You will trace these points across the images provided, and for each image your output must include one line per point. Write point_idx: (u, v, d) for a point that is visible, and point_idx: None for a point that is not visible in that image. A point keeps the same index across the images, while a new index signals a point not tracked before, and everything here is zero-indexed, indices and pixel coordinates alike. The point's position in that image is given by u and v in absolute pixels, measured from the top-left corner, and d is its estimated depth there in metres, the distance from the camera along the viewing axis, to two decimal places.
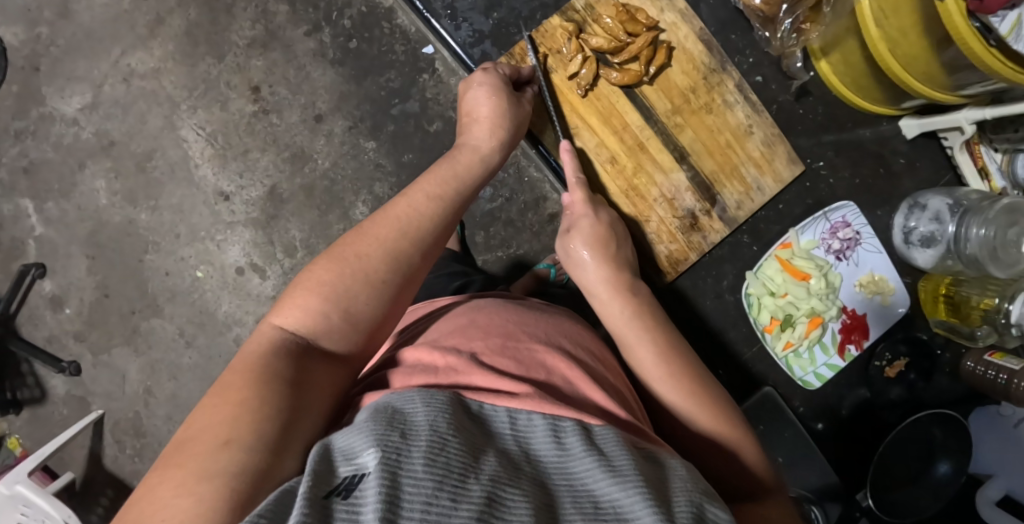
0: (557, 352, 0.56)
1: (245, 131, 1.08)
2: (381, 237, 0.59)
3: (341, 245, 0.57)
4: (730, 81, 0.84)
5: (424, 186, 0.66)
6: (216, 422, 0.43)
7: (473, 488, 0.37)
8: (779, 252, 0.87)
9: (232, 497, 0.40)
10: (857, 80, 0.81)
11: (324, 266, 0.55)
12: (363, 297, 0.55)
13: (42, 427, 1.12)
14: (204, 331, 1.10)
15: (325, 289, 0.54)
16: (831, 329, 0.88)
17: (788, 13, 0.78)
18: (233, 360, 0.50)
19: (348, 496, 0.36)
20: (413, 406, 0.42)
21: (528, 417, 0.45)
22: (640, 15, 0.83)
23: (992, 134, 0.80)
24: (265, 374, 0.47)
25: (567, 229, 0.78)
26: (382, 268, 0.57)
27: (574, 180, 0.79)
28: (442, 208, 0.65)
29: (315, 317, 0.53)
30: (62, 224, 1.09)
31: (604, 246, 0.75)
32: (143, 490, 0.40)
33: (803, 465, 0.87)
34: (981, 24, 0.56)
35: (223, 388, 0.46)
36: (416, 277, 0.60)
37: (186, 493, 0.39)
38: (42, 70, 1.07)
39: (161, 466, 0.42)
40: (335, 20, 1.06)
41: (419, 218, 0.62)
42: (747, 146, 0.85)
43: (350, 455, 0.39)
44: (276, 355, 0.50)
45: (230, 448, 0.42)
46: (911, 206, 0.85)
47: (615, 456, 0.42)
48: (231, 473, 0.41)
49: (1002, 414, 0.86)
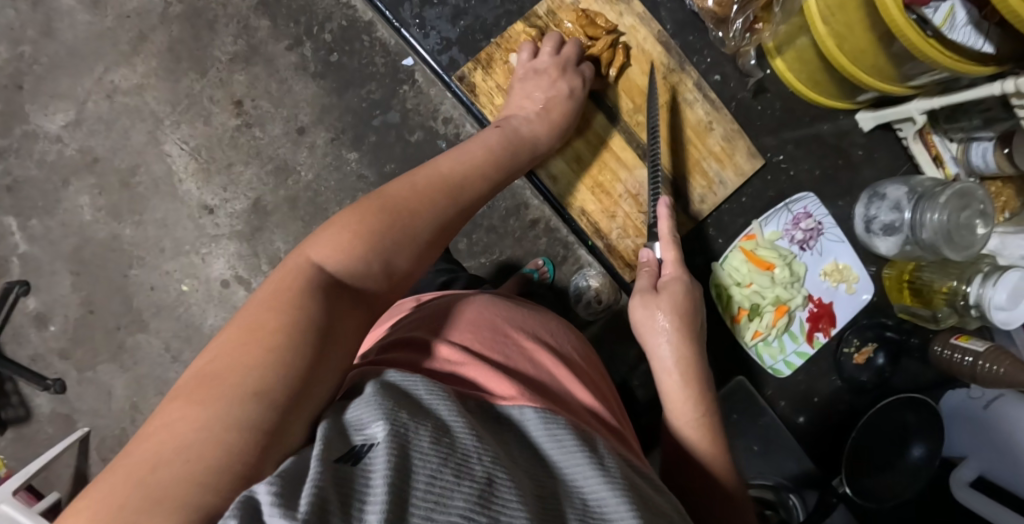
0: (545, 349, 0.58)
1: (228, 145, 1.09)
2: (431, 199, 0.62)
3: (393, 199, 0.59)
4: (689, 80, 0.87)
5: (459, 162, 0.69)
6: (246, 366, 0.43)
7: (476, 467, 0.38)
8: (744, 244, 0.89)
9: (252, 447, 0.40)
10: (812, 75, 0.84)
11: (378, 213, 0.57)
12: (406, 255, 0.58)
13: (28, 446, 1.12)
14: (190, 345, 1.10)
15: (372, 238, 0.55)
16: (798, 318, 0.90)
17: (740, 13, 0.82)
18: (266, 292, 0.49)
19: (357, 463, 0.37)
20: (419, 391, 0.43)
21: (522, 412, 0.46)
22: (599, 19, 0.86)
23: (946, 124, 0.83)
24: (298, 320, 0.47)
25: (653, 288, 0.74)
26: (428, 234, 0.60)
27: (670, 237, 0.76)
28: (484, 189, 0.69)
29: (355, 262, 0.54)
30: (46, 241, 1.09)
31: (688, 319, 0.71)
32: (164, 424, 0.40)
33: (778, 451, 0.89)
34: (918, 17, 0.59)
35: (255, 326, 0.46)
36: (442, 243, 0.63)
37: (211, 438, 0.39)
38: (26, 89, 1.08)
39: (182, 401, 0.41)
40: (316, 34, 1.08)
41: (461, 191, 0.66)
42: (708, 141, 0.87)
43: (360, 428, 0.40)
44: (310, 293, 0.50)
45: (258, 399, 0.42)
46: (870, 196, 0.87)
47: (604, 458, 0.44)
48: (254, 426, 0.41)
49: (971, 398, 0.88)
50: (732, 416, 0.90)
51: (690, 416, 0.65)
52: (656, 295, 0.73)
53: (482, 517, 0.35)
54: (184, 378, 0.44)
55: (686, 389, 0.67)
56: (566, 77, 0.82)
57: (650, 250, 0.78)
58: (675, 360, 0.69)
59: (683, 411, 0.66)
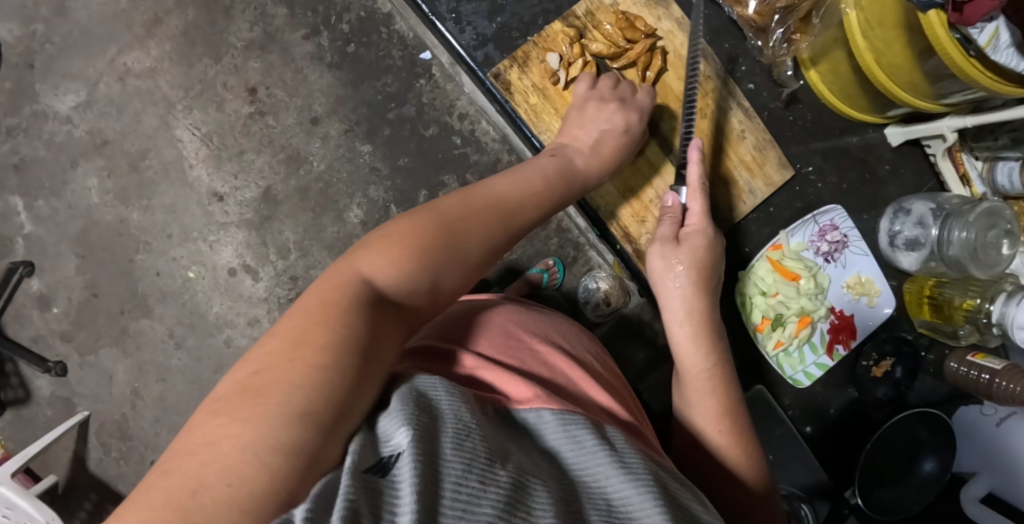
0: (559, 352, 0.58)
1: (241, 132, 1.08)
2: (485, 223, 0.61)
3: (449, 217, 0.58)
4: (723, 89, 0.87)
5: (512, 184, 0.68)
6: (291, 384, 0.41)
7: (499, 472, 0.37)
8: (770, 254, 0.90)
9: (290, 473, 0.39)
10: (844, 88, 0.84)
11: (434, 234, 0.56)
12: (455, 276, 0.57)
13: (25, 428, 1.11)
14: (194, 332, 1.09)
15: (427, 257, 0.54)
16: (819, 329, 0.91)
17: (779, 24, 0.81)
18: (311, 301, 0.48)
19: (385, 474, 0.36)
20: (439, 394, 0.43)
21: (538, 414, 0.46)
22: (638, 23, 0.85)
23: (974, 142, 0.84)
24: (347, 335, 0.45)
25: (675, 239, 0.75)
26: (476, 256, 0.59)
27: (699, 184, 0.76)
28: (531, 218, 0.68)
29: (402, 280, 0.53)
30: (52, 222, 1.08)
31: (706, 274, 0.72)
32: (205, 441, 0.39)
33: (791, 464, 0.90)
34: (962, 36, 0.58)
35: (303, 336, 0.44)
36: (489, 264, 0.62)
37: (254, 462, 0.38)
38: (36, 67, 1.07)
39: (226, 416, 0.40)
40: (334, 24, 1.08)
41: (511, 215, 0.65)
42: (740, 150, 0.88)
43: (387, 438, 0.40)
44: (356, 306, 0.48)
45: (302, 419, 0.40)
46: (896, 211, 0.88)
47: (625, 453, 0.44)
48: (294, 451, 0.39)
49: (983, 414, 0.88)
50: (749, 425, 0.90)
51: (712, 402, 0.64)
52: (676, 246, 0.74)
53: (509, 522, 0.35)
54: (223, 393, 0.42)
55: (705, 357, 0.67)
56: (624, 109, 0.82)
57: (675, 196, 0.78)
58: (688, 309, 0.70)
59: (703, 396, 0.64)
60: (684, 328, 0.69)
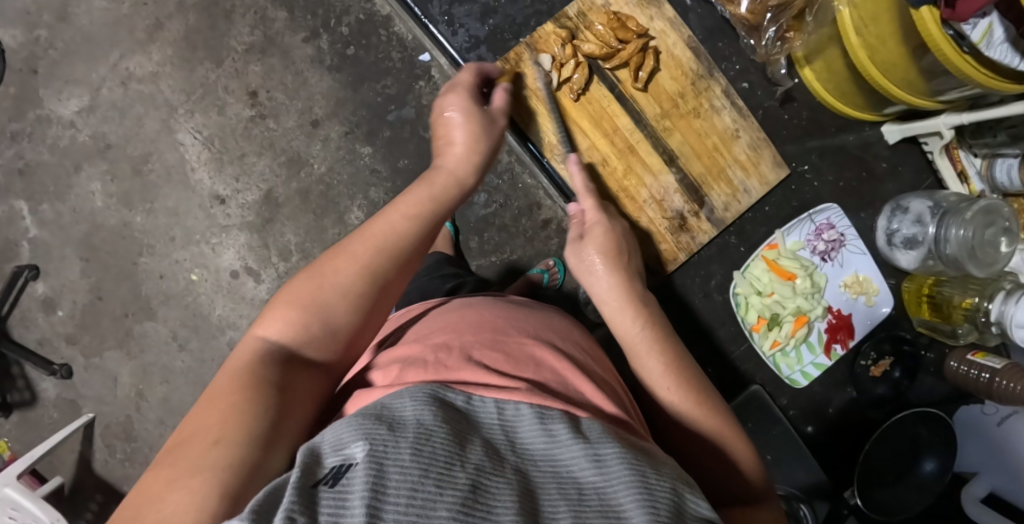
0: (546, 347, 0.57)
1: (241, 135, 1.09)
2: (359, 253, 0.58)
3: (320, 261, 0.57)
4: (717, 87, 0.87)
5: (404, 204, 0.64)
6: (209, 423, 0.45)
7: (458, 474, 0.38)
8: (766, 253, 0.90)
9: (223, 489, 0.42)
10: (840, 87, 0.84)
11: (302, 281, 0.55)
12: (342, 310, 0.55)
13: (32, 430, 1.12)
14: (197, 334, 1.10)
15: (302, 302, 0.54)
16: (817, 329, 0.90)
17: (772, 21, 0.81)
18: (218, 371, 0.51)
19: (334, 484, 0.37)
20: (401, 402, 0.43)
21: (516, 408, 0.45)
22: (630, 23, 0.85)
23: (972, 139, 0.83)
24: (253, 380, 0.49)
25: (580, 237, 0.76)
26: (360, 285, 0.57)
27: (585, 188, 0.79)
28: (416, 224, 0.63)
29: (294, 328, 0.54)
30: (56, 226, 1.09)
31: (616, 255, 0.73)
32: (139, 489, 0.42)
33: (791, 462, 0.88)
34: (955, 32, 0.58)
35: (212, 396, 0.48)
36: (393, 290, 0.60)
37: (179, 488, 0.41)
38: (40, 73, 1.08)
39: (152, 468, 0.43)
40: (333, 26, 1.08)
41: (399, 236, 0.61)
42: (734, 150, 0.87)
43: (339, 446, 0.39)
44: (257, 361, 0.51)
45: (220, 446, 0.44)
46: (893, 209, 0.88)
47: (601, 444, 0.43)
48: (222, 466, 0.43)
49: (985, 414, 0.87)
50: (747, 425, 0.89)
51: (654, 361, 0.62)
52: (581, 241, 0.75)
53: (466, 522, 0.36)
54: (154, 452, 0.45)
55: (637, 320, 0.65)
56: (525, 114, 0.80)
57: (571, 205, 0.80)
58: (610, 288, 0.69)
59: (648, 358, 0.62)
60: (608, 305, 0.68)
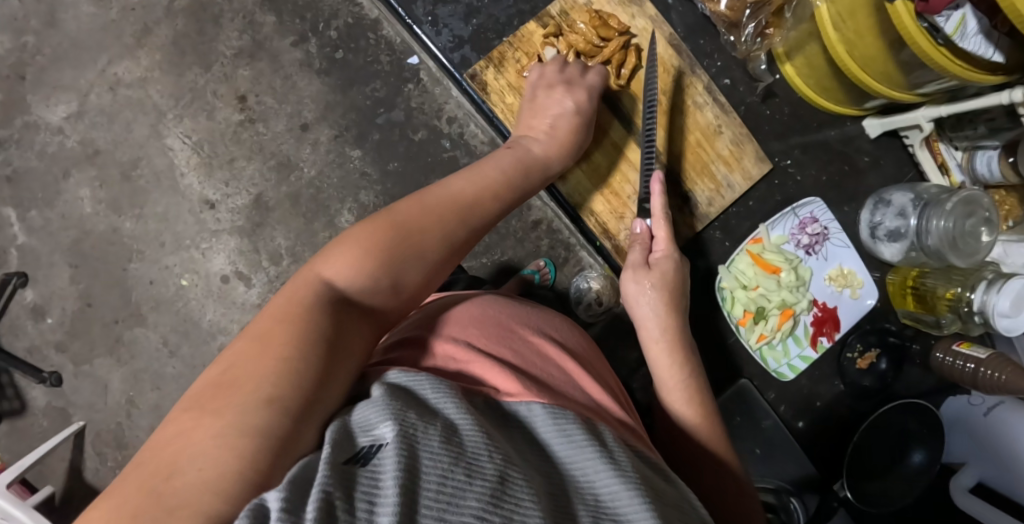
0: (552, 343, 0.58)
1: (231, 139, 1.09)
2: (443, 216, 0.63)
3: (405, 215, 0.60)
4: (699, 83, 0.88)
5: (482, 174, 0.71)
6: (264, 375, 0.44)
7: (486, 464, 0.37)
8: (750, 247, 0.90)
9: (266, 457, 0.40)
10: (821, 82, 0.85)
11: (390, 231, 0.58)
12: (413, 271, 0.59)
13: (22, 439, 1.11)
14: (188, 340, 1.09)
15: (382, 254, 0.57)
16: (802, 322, 0.91)
17: (751, 17, 0.82)
18: (277, 306, 0.51)
19: (367, 463, 0.36)
20: (427, 392, 0.43)
21: (530, 407, 0.46)
22: (612, 21, 0.87)
23: (953, 132, 0.84)
24: (313, 332, 0.48)
25: (645, 262, 0.76)
26: (434, 250, 0.61)
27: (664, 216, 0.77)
28: (497, 207, 0.70)
29: (365, 279, 0.55)
30: (45, 232, 1.09)
31: (673, 290, 0.74)
32: (179, 434, 0.41)
33: (779, 457, 0.90)
34: (929, 25, 0.60)
35: (269, 337, 0.47)
36: (455, 260, 0.64)
37: (225, 446, 0.40)
38: (28, 79, 1.07)
39: (196, 411, 0.42)
40: (321, 30, 1.08)
41: (478, 207, 0.67)
42: (717, 145, 0.88)
43: (368, 428, 0.40)
44: (321, 311, 0.51)
45: (273, 406, 0.43)
46: (876, 203, 0.89)
47: (614, 452, 0.44)
48: (269, 431, 0.41)
49: (972, 404, 0.89)
50: (734, 419, 0.91)
51: (686, 405, 0.65)
52: (647, 270, 0.75)
53: (493, 515, 0.35)
54: (199, 395, 0.44)
55: (663, 335, 0.71)
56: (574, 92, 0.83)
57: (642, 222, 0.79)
58: (659, 324, 0.71)
59: (678, 398, 0.66)
60: (651, 338, 0.71)
